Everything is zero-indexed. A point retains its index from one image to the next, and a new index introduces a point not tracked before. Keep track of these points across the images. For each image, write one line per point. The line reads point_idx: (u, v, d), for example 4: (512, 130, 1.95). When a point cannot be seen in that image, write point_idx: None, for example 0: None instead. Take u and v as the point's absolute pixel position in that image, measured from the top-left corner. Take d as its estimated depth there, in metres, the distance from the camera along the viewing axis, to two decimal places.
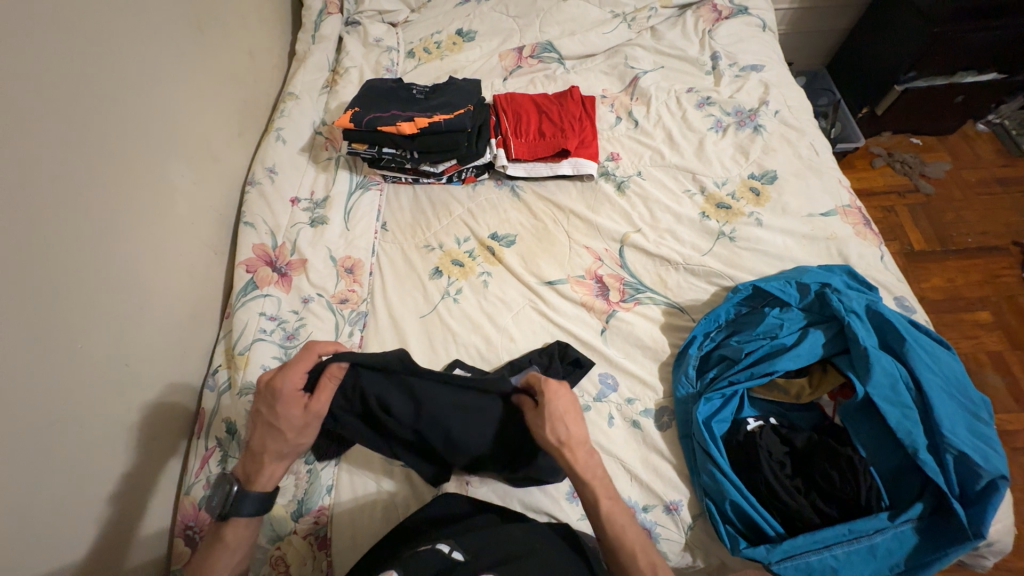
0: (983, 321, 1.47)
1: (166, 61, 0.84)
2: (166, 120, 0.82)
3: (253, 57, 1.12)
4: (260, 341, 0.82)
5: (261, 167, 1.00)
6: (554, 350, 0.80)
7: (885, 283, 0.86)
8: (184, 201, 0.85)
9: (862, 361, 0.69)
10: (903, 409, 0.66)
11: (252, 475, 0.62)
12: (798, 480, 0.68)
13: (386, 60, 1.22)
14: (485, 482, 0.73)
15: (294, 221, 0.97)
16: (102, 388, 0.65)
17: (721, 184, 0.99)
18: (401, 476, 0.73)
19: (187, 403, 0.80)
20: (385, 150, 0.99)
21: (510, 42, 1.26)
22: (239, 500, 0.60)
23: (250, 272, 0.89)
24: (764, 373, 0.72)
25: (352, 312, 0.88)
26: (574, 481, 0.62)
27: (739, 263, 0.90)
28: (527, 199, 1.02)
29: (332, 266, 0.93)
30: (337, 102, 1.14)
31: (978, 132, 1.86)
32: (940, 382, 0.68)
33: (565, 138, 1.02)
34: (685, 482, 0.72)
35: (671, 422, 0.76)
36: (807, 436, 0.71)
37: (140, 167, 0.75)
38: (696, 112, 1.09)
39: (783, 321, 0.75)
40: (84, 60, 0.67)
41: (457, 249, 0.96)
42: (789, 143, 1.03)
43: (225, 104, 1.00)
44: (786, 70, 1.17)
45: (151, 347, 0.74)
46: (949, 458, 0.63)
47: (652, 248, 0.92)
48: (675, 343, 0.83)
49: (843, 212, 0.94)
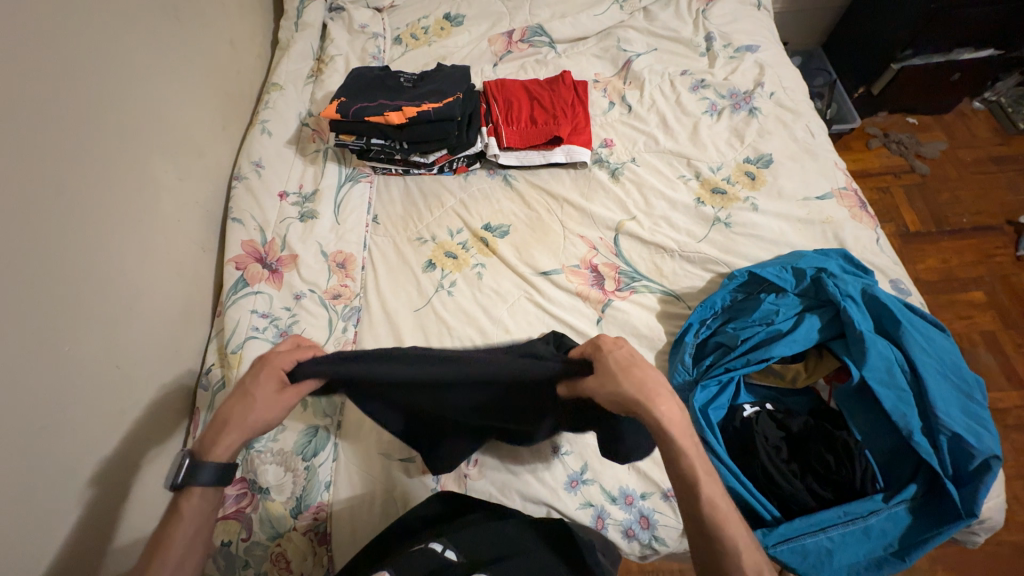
0: (977, 301, 1.48)
1: (145, 53, 0.81)
2: (148, 115, 0.80)
3: (234, 47, 1.08)
4: (253, 339, 0.81)
5: (248, 161, 0.98)
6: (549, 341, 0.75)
7: (880, 266, 0.86)
8: (170, 198, 0.83)
9: (858, 346, 0.68)
10: (898, 392, 0.65)
11: (211, 444, 0.59)
12: (794, 464, 0.69)
13: (372, 47, 1.18)
14: (484, 474, 0.73)
15: (284, 216, 0.95)
16: (93, 390, 0.64)
17: (716, 169, 0.98)
18: (398, 471, 0.73)
19: (182, 403, 0.79)
20: (374, 141, 0.97)
21: (499, 27, 1.22)
22: (194, 468, 0.57)
23: (240, 269, 0.88)
24: (760, 359, 0.72)
25: (346, 308, 0.87)
26: None
27: (735, 249, 0.89)
28: (521, 189, 1.00)
29: (324, 261, 0.92)
30: (323, 92, 1.11)
31: (974, 110, 1.85)
32: (936, 364, 0.67)
33: (558, 124, 1.00)
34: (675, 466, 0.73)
35: None
36: (804, 420, 0.71)
37: (122, 164, 0.73)
38: (691, 96, 1.07)
39: (779, 307, 0.74)
40: (59, 53, 0.64)
41: (451, 242, 0.95)
42: (784, 125, 1.01)
43: (208, 96, 0.97)
44: (781, 50, 1.15)
45: (141, 348, 0.73)
46: (943, 439, 0.63)
47: (646, 235, 0.92)
48: (672, 331, 0.83)
49: (839, 195, 0.94)
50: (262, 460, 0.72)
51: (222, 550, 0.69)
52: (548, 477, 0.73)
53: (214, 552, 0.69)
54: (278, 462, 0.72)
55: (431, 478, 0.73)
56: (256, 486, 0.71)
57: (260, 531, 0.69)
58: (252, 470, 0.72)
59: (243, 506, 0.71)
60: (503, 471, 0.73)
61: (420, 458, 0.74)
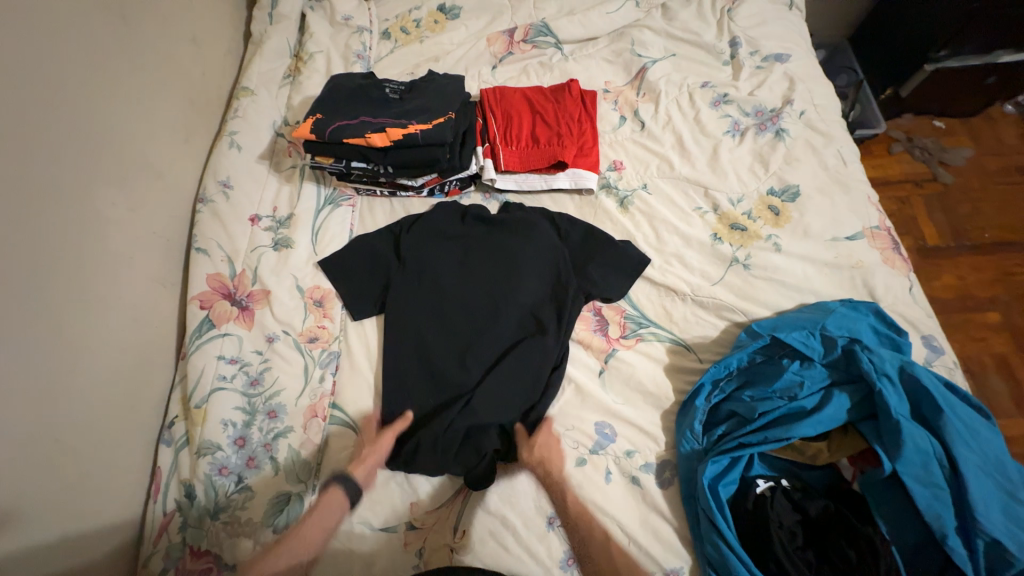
0: (992, 323, 1.41)
1: (80, 65, 0.70)
2: (89, 140, 0.70)
3: (198, 45, 0.96)
4: (220, 390, 0.74)
5: (214, 180, 0.88)
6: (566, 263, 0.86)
7: (912, 321, 0.78)
8: (122, 232, 0.74)
9: (892, 434, 0.61)
10: (933, 488, 0.58)
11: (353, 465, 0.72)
12: (810, 553, 0.63)
13: (356, 43, 1.05)
14: (474, 550, 0.68)
15: (255, 244, 0.86)
16: (30, 474, 0.57)
17: (737, 202, 0.88)
18: (383, 540, 0.68)
19: (141, 462, 0.73)
20: (354, 164, 0.87)
21: (499, 22, 1.09)
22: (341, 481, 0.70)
23: (205, 308, 0.79)
24: (779, 438, 0.65)
25: (323, 353, 0.80)
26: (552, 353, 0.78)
27: (754, 296, 0.81)
28: (506, 202, 0.92)
29: (299, 298, 0.83)
30: (301, 97, 0.99)
31: (1004, 114, 1.74)
32: (978, 456, 0.60)
33: (561, 146, 0.89)
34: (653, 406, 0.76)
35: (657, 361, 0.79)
36: (823, 504, 0.65)
37: (55, 203, 0.64)
38: (711, 113, 0.96)
39: (803, 378, 0.67)
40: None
41: (446, 254, 0.88)
42: (813, 151, 0.91)
43: (167, 107, 0.86)
44: (814, 59, 1.03)
45: (91, 412, 0.66)
46: (980, 544, 0.56)
47: (656, 276, 0.84)
48: (680, 390, 0.77)
49: (870, 235, 0.85)
50: (231, 534, 0.67)
51: None
52: (542, 554, 0.67)
53: None
54: (248, 536, 0.67)
55: (414, 552, 0.68)
56: (223, 561, 0.66)
57: None
58: (219, 545, 0.66)
59: None
60: (495, 547, 0.68)
61: (404, 526, 0.69)
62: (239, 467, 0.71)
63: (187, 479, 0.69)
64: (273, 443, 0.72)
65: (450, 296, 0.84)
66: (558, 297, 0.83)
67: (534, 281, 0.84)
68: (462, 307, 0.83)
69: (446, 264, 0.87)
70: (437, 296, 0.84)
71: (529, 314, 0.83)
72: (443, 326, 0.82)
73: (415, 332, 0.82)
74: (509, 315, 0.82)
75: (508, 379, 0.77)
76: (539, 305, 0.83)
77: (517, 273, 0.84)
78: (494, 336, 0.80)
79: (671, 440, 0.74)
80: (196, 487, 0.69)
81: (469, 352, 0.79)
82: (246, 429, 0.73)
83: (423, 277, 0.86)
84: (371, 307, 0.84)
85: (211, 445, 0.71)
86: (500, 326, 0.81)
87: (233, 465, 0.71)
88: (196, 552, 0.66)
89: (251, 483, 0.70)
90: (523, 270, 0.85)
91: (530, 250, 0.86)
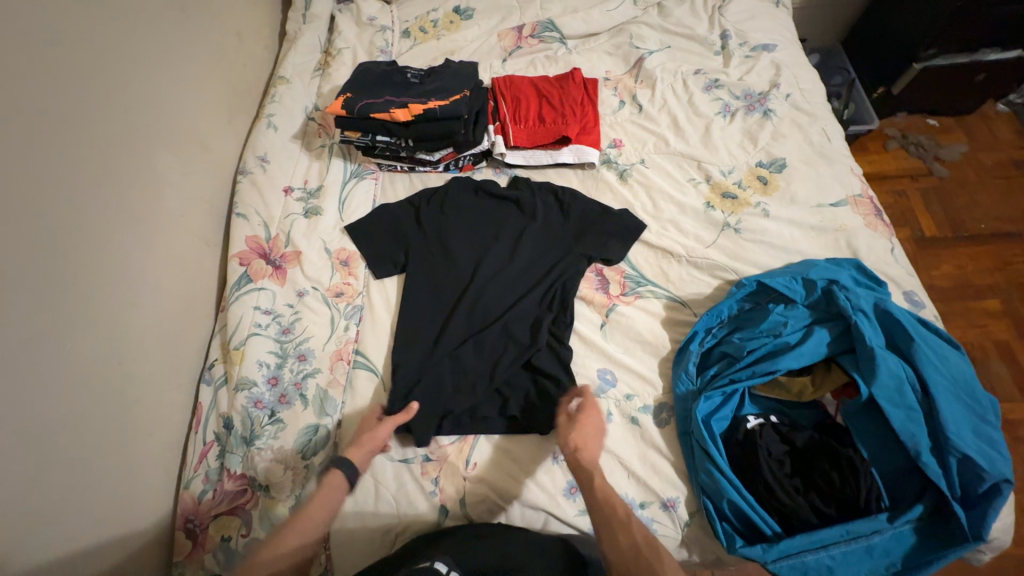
0: (992, 310, 1.44)
1: (147, 47, 0.81)
2: (150, 109, 0.80)
3: (241, 39, 1.07)
4: (255, 336, 0.82)
5: (253, 155, 0.98)
6: (573, 227, 0.93)
7: (894, 277, 0.83)
8: (175, 192, 0.84)
9: (867, 362, 0.67)
10: (907, 410, 0.64)
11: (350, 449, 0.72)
12: (797, 479, 0.67)
13: (380, 40, 1.16)
14: (482, 478, 0.73)
15: (288, 211, 0.95)
16: (95, 387, 0.65)
17: (728, 173, 0.96)
18: (400, 469, 0.75)
19: (183, 398, 0.80)
20: (379, 138, 0.96)
21: (509, 21, 1.20)
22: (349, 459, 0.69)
23: (243, 265, 0.88)
24: (765, 371, 0.71)
25: (348, 306, 0.88)
26: (557, 307, 0.86)
27: (744, 256, 0.87)
28: (514, 176, 1.01)
29: (327, 258, 0.92)
30: (330, 86, 1.10)
31: (998, 112, 1.80)
32: (947, 383, 0.66)
33: (566, 124, 0.98)
34: (653, 355, 0.82)
35: (654, 317, 0.85)
36: (809, 435, 0.70)
37: (123, 159, 0.73)
38: (703, 96, 1.05)
39: (788, 319, 0.73)
40: (48, 47, 0.63)
41: (461, 222, 0.96)
42: (799, 128, 0.98)
43: (214, 89, 0.96)
44: (799, 49, 1.11)
45: (144, 345, 0.74)
46: (953, 460, 0.62)
47: (653, 239, 0.91)
48: (676, 339, 0.82)
49: (854, 202, 0.91)
50: (264, 459, 0.73)
51: (221, 545, 0.70)
52: (547, 482, 0.73)
53: (213, 547, 0.70)
54: (278, 461, 0.73)
55: (429, 480, 0.74)
56: (257, 483, 0.73)
57: (258, 528, 0.70)
58: (254, 467, 0.73)
59: (243, 502, 0.72)
60: (503, 477, 0.73)
61: (419, 458, 0.75)
62: (272, 403, 0.78)
63: (225, 410, 0.76)
64: (302, 382, 0.80)
65: (464, 259, 0.92)
66: (562, 259, 0.90)
67: (541, 243, 0.93)
68: (474, 267, 0.91)
69: (461, 230, 0.95)
70: (453, 258, 0.92)
71: (537, 272, 0.90)
72: (457, 284, 0.90)
73: (431, 290, 0.89)
74: (516, 275, 0.90)
75: (516, 328, 0.84)
76: (545, 264, 0.90)
77: (526, 238, 0.93)
78: (503, 293, 0.88)
79: (669, 384, 0.80)
80: (233, 418, 0.76)
81: (480, 305, 0.87)
82: (278, 370, 0.80)
83: (440, 242, 0.94)
84: (391, 268, 0.91)
85: (247, 381, 0.78)
86: (509, 284, 0.89)
87: (267, 401, 0.78)
88: (233, 474, 0.74)
89: (282, 416, 0.77)
90: (532, 235, 0.93)
91: (537, 218, 0.95)
